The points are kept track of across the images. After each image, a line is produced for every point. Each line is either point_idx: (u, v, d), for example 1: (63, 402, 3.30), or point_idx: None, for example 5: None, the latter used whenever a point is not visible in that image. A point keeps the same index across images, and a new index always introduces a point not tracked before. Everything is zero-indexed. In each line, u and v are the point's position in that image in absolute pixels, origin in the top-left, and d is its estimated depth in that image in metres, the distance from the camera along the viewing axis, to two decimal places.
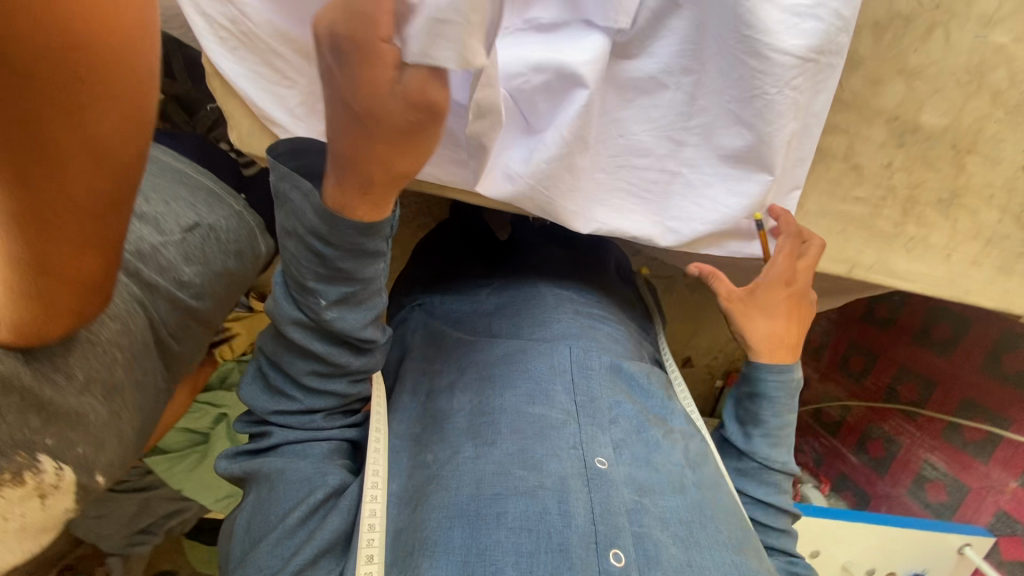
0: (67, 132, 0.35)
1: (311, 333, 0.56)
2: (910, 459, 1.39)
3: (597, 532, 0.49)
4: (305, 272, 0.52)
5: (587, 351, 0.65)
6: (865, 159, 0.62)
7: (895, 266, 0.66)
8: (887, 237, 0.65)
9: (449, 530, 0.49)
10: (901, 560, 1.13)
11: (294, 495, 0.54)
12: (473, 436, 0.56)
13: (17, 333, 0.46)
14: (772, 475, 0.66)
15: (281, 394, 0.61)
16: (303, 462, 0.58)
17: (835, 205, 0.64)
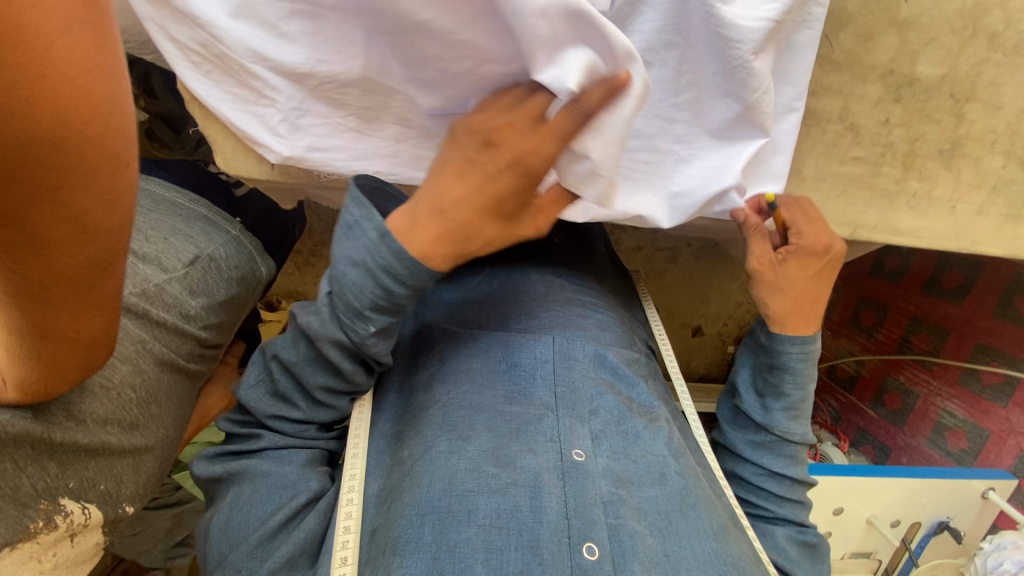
0: (46, 215, 0.34)
1: (344, 354, 0.56)
2: (929, 408, 1.39)
3: (570, 526, 0.49)
4: (358, 307, 0.52)
5: (571, 342, 0.64)
6: (862, 118, 0.60)
7: (899, 224, 0.65)
8: (889, 195, 0.63)
9: (417, 527, 0.47)
10: (926, 509, 1.14)
11: (277, 500, 0.55)
12: (447, 430, 0.54)
13: (23, 391, 0.48)
14: (791, 448, 0.65)
15: (283, 399, 0.60)
16: (284, 463, 0.58)
17: (834, 167, 0.62)
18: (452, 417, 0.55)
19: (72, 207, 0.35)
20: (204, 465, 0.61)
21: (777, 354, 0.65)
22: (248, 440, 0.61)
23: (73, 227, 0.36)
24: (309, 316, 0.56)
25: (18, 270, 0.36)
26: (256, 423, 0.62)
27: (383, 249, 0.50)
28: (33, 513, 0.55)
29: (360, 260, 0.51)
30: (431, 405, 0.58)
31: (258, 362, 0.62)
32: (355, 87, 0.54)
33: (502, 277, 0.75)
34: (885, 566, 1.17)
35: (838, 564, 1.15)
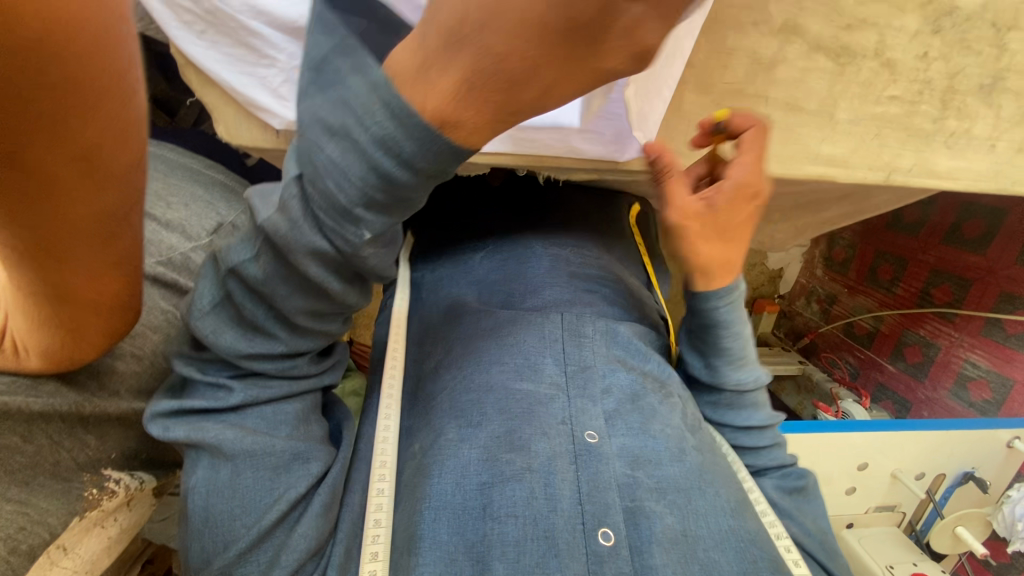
0: (46, 149, 0.27)
1: (333, 272, 0.38)
2: (950, 360, 1.37)
3: (584, 512, 0.48)
4: (347, 215, 0.34)
5: (581, 318, 0.62)
6: (899, 52, 0.55)
7: (936, 165, 0.62)
8: (926, 135, 0.60)
9: (433, 521, 0.46)
10: (951, 461, 1.13)
11: (270, 495, 0.44)
12: (456, 417, 0.52)
13: (49, 360, 0.43)
14: (746, 397, 0.62)
15: (255, 330, 0.42)
16: (272, 439, 0.46)
17: (870, 108, 0.57)
18: (460, 402, 0.53)
19: (80, 142, 0.28)
20: (161, 430, 0.44)
21: (706, 312, 0.59)
22: (215, 394, 0.45)
23: (85, 167, 0.29)
24: (268, 205, 0.36)
25: (25, 223, 0.30)
26: (219, 374, 0.45)
27: (386, 125, 0.31)
28: (80, 484, 0.49)
29: (341, 134, 0.31)
30: (439, 392, 0.55)
31: (205, 272, 0.41)
32: None
33: (506, 252, 0.72)
34: (909, 517, 1.17)
35: (862, 518, 1.15)
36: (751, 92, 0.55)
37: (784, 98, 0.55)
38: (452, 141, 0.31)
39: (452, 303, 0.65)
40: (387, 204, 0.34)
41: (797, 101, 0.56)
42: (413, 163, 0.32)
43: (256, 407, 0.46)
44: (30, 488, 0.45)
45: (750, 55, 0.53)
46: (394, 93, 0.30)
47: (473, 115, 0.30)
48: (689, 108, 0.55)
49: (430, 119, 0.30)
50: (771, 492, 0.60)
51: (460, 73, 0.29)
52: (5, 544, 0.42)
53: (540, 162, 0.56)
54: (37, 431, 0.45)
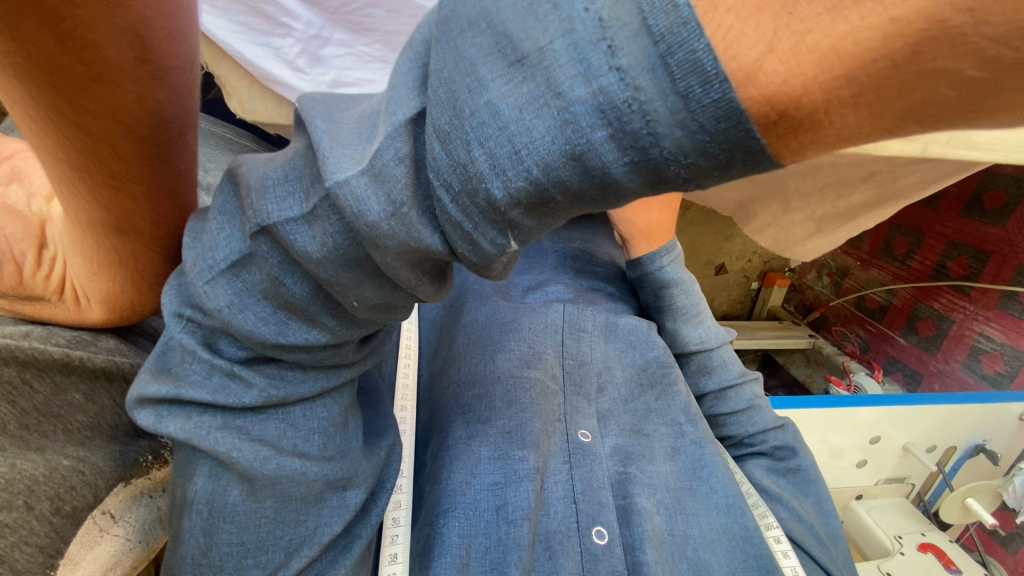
0: (103, 19, 0.24)
1: (421, 272, 0.26)
2: (964, 333, 1.36)
3: (578, 511, 0.47)
4: (497, 220, 0.22)
5: (581, 309, 0.61)
6: None
7: (975, 137, 0.59)
8: None
9: (444, 526, 0.44)
10: (963, 434, 1.13)
11: (299, 532, 0.36)
12: (464, 415, 0.49)
13: (110, 309, 0.38)
14: (714, 359, 0.65)
15: (295, 314, 0.30)
16: (307, 463, 0.35)
17: None
18: (465, 399, 0.50)
19: (126, 12, 0.25)
20: (154, 421, 0.33)
21: (652, 274, 0.64)
22: (226, 386, 0.33)
23: (135, 47, 0.26)
24: (347, 159, 0.23)
25: (71, 118, 0.26)
26: (234, 355, 0.33)
27: (637, 83, 0.17)
28: (137, 448, 0.42)
29: (524, 71, 0.19)
30: (445, 389, 0.52)
31: (221, 225, 0.30)
32: (381, 7, 0.48)
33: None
34: (918, 490, 1.19)
35: (872, 489, 1.17)
36: None
37: None
38: (767, 153, 0.17)
39: (455, 291, 0.63)
40: (560, 209, 0.21)
41: None
42: (663, 181, 0.19)
43: (285, 409, 0.35)
44: (84, 447, 0.38)
45: None
46: (674, 14, 0.16)
47: (851, 117, 0.16)
48: None
49: (757, 118, 0.16)
50: (759, 477, 0.61)
51: (867, 36, 0.15)
52: (50, 503, 0.36)
53: None
54: (101, 390, 0.40)
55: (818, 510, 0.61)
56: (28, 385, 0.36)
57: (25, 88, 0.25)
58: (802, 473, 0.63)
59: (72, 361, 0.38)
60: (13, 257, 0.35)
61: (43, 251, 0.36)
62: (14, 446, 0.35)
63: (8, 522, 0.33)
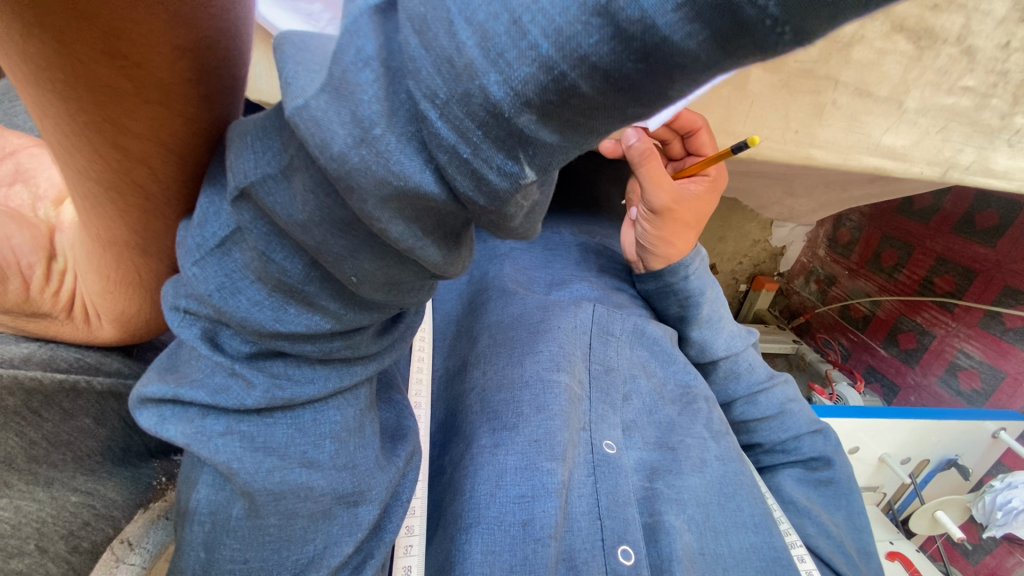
0: (158, 46, 0.24)
1: (427, 234, 0.22)
2: (944, 348, 1.39)
3: (604, 528, 0.47)
4: (504, 135, 0.18)
5: (610, 313, 0.59)
6: (980, 40, 0.51)
7: (995, 165, 0.58)
8: (992, 131, 0.56)
9: (466, 540, 0.43)
10: (936, 448, 1.16)
11: (307, 552, 0.34)
12: (490, 422, 0.48)
13: (123, 328, 0.38)
14: (736, 362, 0.65)
15: (293, 296, 0.27)
16: (314, 474, 0.33)
17: (940, 99, 0.53)
18: (493, 405, 0.49)
19: (191, 30, 0.24)
20: (155, 422, 0.31)
21: (674, 286, 0.63)
22: (227, 388, 0.30)
23: (191, 66, 0.25)
24: (312, 73, 0.19)
25: (110, 139, 0.26)
26: (237, 350, 0.30)
27: None
28: (149, 471, 0.43)
29: None
30: (469, 392, 0.52)
31: (208, 199, 0.27)
32: None
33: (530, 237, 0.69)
34: (889, 498, 1.21)
35: None
36: (823, 73, 0.50)
37: (855, 81, 0.51)
38: None
39: (476, 284, 0.62)
40: (588, 112, 0.18)
41: (868, 86, 0.51)
42: (739, 31, 0.15)
43: (292, 411, 0.33)
44: (97, 476, 0.39)
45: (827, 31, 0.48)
46: None
47: None
48: (755, 86, 0.50)
49: None
50: (789, 489, 0.62)
51: None
52: (65, 543, 0.36)
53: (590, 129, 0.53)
54: (109, 411, 0.41)
55: (849, 525, 0.61)
56: (37, 414, 0.36)
57: (63, 108, 0.25)
58: (835, 485, 0.63)
59: (75, 386, 0.38)
60: (20, 271, 0.33)
61: (51, 264, 0.35)
62: (24, 483, 0.35)
63: (23, 569, 0.33)
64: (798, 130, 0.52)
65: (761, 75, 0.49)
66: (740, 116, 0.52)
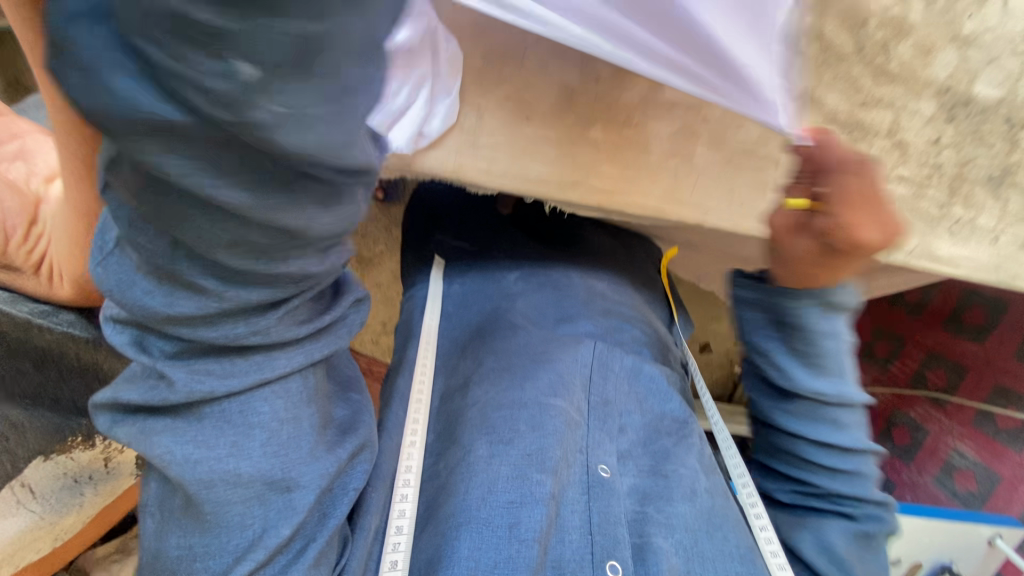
0: None
1: (225, 175, 0.22)
2: (938, 447, 1.33)
3: (593, 543, 0.48)
4: (194, 34, 0.18)
5: (611, 351, 0.61)
6: (911, 135, 0.56)
7: (939, 250, 0.61)
8: (931, 219, 0.60)
9: (455, 539, 0.45)
10: (929, 551, 1.09)
11: (245, 537, 0.36)
12: (486, 433, 0.50)
13: (78, 289, 0.44)
14: (828, 410, 0.56)
15: (177, 284, 0.29)
16: (241, 462, 0.35)
17: (876, 185, 0.58)
18: (491, 419, 0.51)
19: None
20: (109, 425, 0.35)
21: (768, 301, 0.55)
22: (154, 390, 0.34)
23: None
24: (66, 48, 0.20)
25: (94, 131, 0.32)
26: (160, 352, 0.33)
27: None
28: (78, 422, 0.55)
29: None
30: (469, 407, 0.53)
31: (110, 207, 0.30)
32: None
33: (540, 278, 0.67)
34: None
35: None
36: (763, 154, 0.55)
37: (795, 163, 0.56)
38: None
39: (488, 314, 0.63)
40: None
41: None
42: None
43: (218, 405, 0.35)
44: (30, 411, 0.50)
45: (765, 117, 0.53)
46: None
47: None
48: (700, 160, 0.54)
49: None
50: (835, 542, 0.56)
51: None
52: None
53: (542, 189, 0.53)
54: (48, 364, 0.49)
55: None
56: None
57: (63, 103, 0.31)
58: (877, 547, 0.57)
59: (33, 327, 0.46)
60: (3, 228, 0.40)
61: (31, 228, 0.41)
62: None
63: None
64: (743, 205, 0.56)
65: (707, 149, 0.54)
66: (688, 185, 0.55)
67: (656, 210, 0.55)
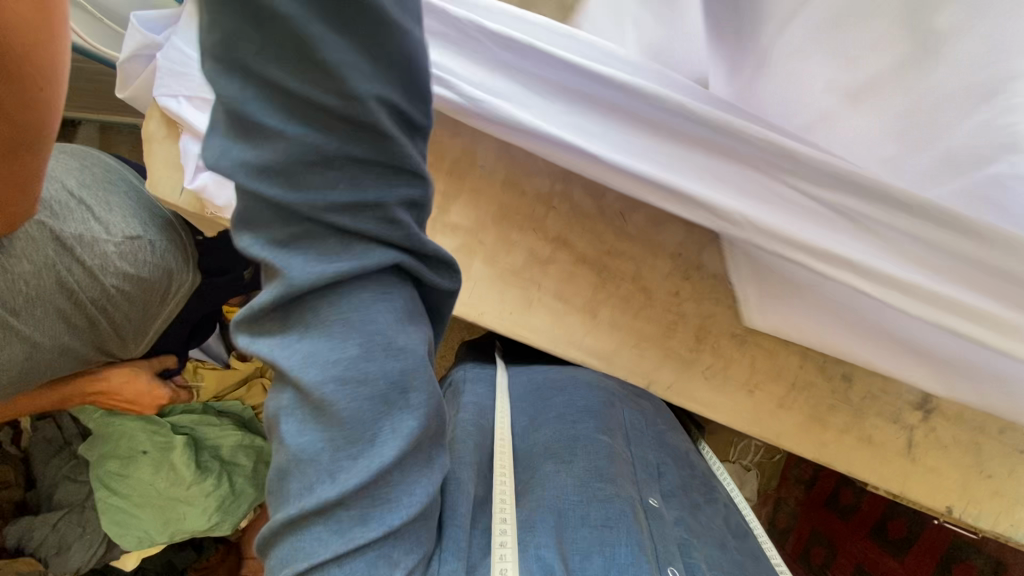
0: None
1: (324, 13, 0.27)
2: None
3: (660, 549, 0.49)
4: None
5: (636, 414, 0.66)
6: (653, 284, 0.69)
7: (694, 393, 0.70)
8: (682, 360, 0.69)
9: (535, 519, 0.48)
10: None
11: (370, 424, 0.36)
12: (553, 455, 0.56)
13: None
14: None
15: (284, 152, 0.30)
16: (369, 362, 0.35)
17: (627, 320, 0.69)
18: (552, 445, 0.57)
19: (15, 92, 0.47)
20: (246, 342, 0.36)
21: None
22: (292, 307, 0.34)
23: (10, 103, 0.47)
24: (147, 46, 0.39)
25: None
26: (278, 249, 0.32)
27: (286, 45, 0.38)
28: None
29: None
30: (535, 439, 0.58)
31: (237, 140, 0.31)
32: None
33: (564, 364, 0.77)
34: None
35: None
36: (528, 277, 0.69)
37: (554, 290, 0.69)
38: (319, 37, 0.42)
39: (532, 380, 0.72)
40: None
41: (565, 296, 0.69)
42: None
43: (337, 314, 0.34)
44: None
45: (528, 250, 0.69)
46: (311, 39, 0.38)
47: None
48: (477, 273, 0.69)
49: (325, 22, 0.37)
50: None
51: None
52: None
53: None
54: None
55: None
56: None
57: None
58: None
59: None
60: None
61: None
62: None
63: None
64: (512, 314, 0.69)
65: (482, 265, 0.69)
66: (466, 290, 0.69)
67: None
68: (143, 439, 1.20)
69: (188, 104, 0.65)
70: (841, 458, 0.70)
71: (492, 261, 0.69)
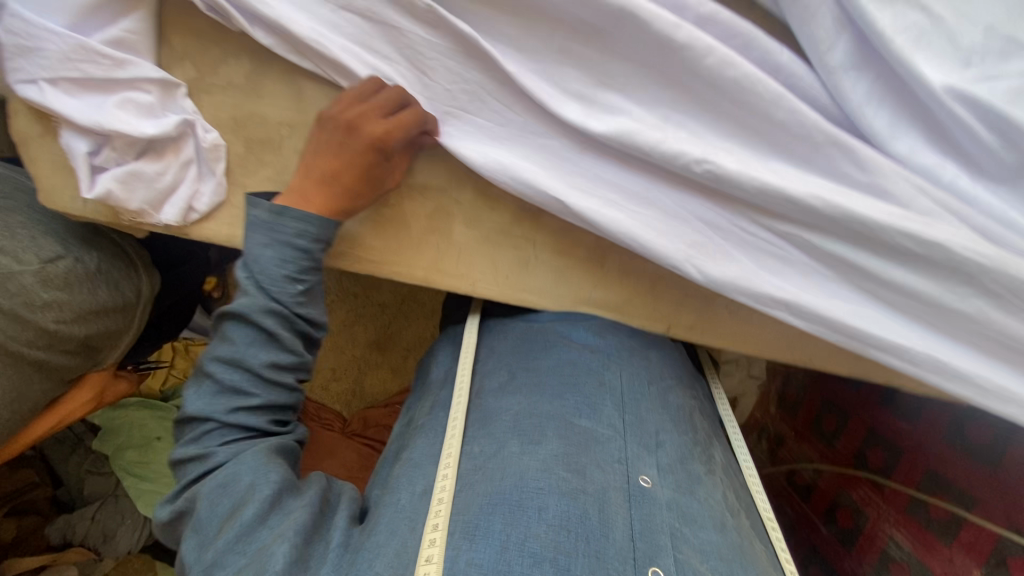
0: None
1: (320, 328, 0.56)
2: (877, 535, 1.02)
3: (636, 548, 0.42)
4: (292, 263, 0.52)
5: (629, 374, 0.58)
6: None
7: (719, 329, 0.63)
8: (702, 298, 0.62)
9: (489, 515, 0.42)
10: None
11: (242, 500, 0.44)
12: (520, 434, 0.49)
13: None
14: None
15: (232, 392, 0.50)
16: (240, 467, 0.46)
17: (639, 263, 0.61)
18: (523, 422, 0.50)
19: None
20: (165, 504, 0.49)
21: None
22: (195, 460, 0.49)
23: None
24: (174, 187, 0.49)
25: None
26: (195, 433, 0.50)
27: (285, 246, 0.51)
28: None
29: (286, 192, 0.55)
30: (503, 411, 0.52)
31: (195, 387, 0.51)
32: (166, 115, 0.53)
33: None
34: None
35: None
36: (519, 234, 0.59)
37: (552, 243, 0.60)
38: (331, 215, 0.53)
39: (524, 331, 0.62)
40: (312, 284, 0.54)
41: (565, 248, 0.60)
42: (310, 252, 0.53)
43: (221, 452, 0.48)
44: None
45: (515, 203, 0.58)
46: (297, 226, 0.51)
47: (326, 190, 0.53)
48: (460, 238, 0.59)
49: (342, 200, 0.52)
50: None
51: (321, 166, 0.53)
52: None
53: None
54: None
55: None
56: None
57: None
58: None
59: None
60: None
61: None
62: None
63: None
64: (507, 277, 0.61)
65: (463, 228, 0.59)
66: (451, 258, 0.60)
67: (424, 280, 0.60)
68: (155, 426, 1.18)
69: (53, 90, 0.50)
70: (877, 369, 0.65)
71: (475, 222, 0.59)
